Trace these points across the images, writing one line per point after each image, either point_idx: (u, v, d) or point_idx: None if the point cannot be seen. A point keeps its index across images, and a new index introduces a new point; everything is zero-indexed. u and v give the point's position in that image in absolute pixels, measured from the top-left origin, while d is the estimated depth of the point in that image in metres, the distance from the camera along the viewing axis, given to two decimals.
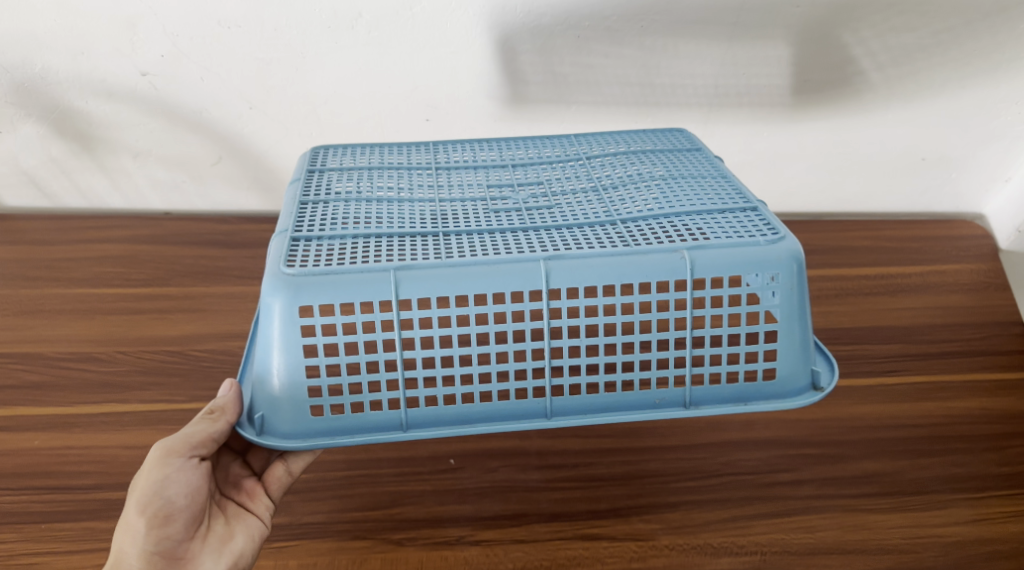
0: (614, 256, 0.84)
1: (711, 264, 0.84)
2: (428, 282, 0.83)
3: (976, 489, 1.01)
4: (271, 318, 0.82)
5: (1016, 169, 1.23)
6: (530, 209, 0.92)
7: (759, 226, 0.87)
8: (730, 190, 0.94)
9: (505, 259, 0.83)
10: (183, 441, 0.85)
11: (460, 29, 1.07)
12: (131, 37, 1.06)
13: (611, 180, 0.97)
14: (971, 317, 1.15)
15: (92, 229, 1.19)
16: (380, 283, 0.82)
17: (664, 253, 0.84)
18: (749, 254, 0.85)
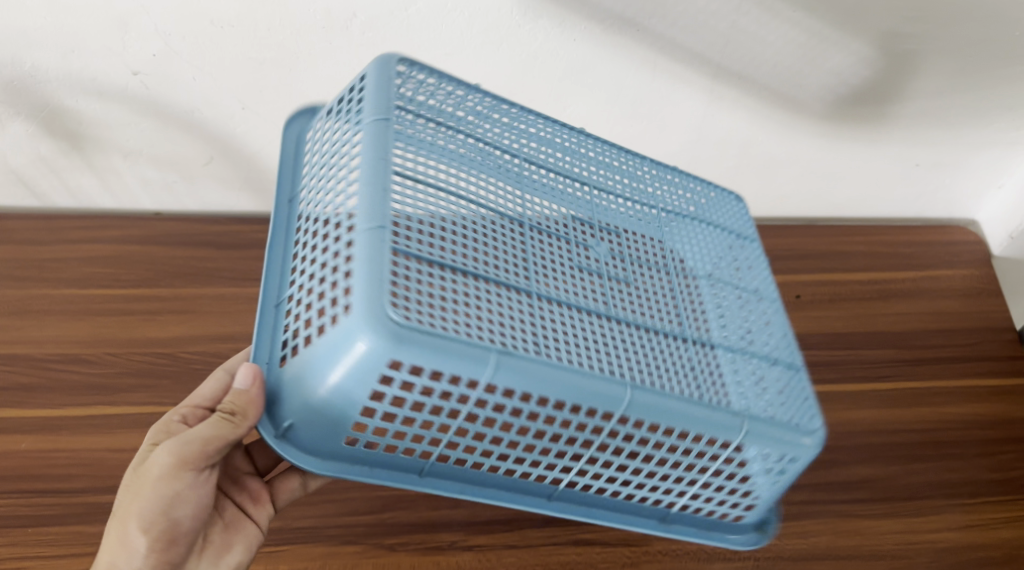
0: (692, 402, 0.82)
1: (761, 439, 0.84)
2: (520, 373, 0.77)
3: (967, 495, 1.03)
4: (351, 354, 0.75)
5: (1010, 177, 1.23)
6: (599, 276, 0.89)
7: (802, 418, 0.88)
8: (780, 338, 0.96)
9: (594, 372, 0.79)
10: (196, 451, 0.81)
11: (455, 31, 1.06)
12: (122, 36, 1.04)
13: (666, 255, 0.96)
14: (963, 323, 1.16)
15: (78, 228, 1.17)
16: (479, 363, 0.76)
17: (728, 421, 0.83)
18: (785, 444, 0.85)
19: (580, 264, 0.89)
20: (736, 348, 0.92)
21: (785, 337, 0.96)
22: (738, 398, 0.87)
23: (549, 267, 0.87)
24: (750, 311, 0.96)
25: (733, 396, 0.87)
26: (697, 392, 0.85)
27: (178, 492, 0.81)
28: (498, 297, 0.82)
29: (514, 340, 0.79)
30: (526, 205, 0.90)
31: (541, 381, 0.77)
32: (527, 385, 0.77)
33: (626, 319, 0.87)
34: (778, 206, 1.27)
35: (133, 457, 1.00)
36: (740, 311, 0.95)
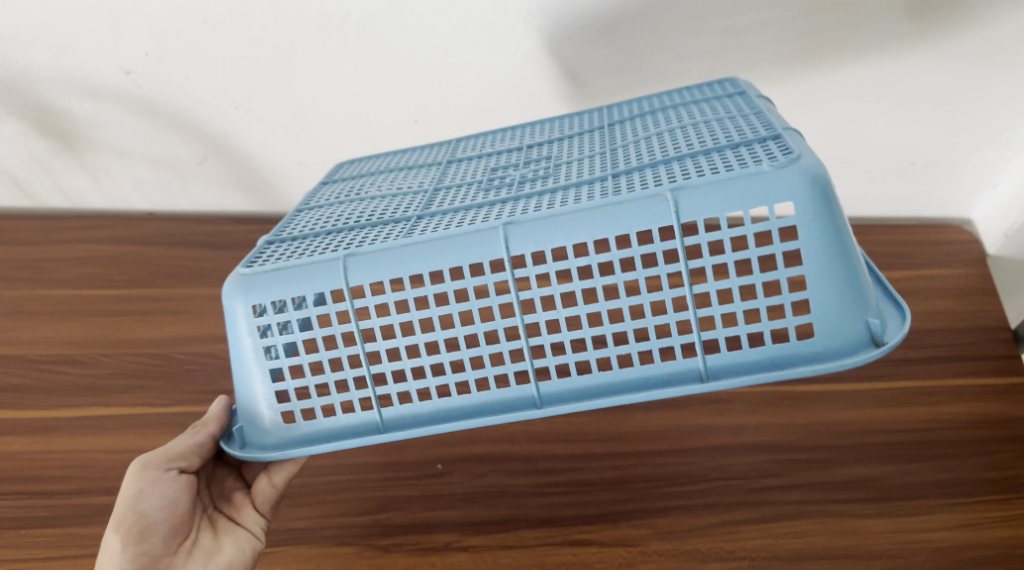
0: (583, 210, 0.79)
1: (699, 203, 0.77)
2: (373, 264, 0.80)
3: (964, 494, 1.02)
4: (235, 325, 0.82)
5: (1003, 176, 1.20)
6: (526, 180, 0.87)
7: (769, 156, 0.79)
8: (755, 124, 0.85)
9: (458, 231, 0.80)
10: (159, 454, 0.87)
11: (449, 30, 1.05)
12: (114, 35, 1.04)
13: (625, 139, 0.89)
14: (955, 323, 1.14)
15: (72, 229, 1.17)
16: (330, 271, 0.81)
17: (647, 199, 0.78)
18: (752, 185, 0.77)
19: (505, 178, 0.89)
20: (698, 150, 0.82)
21: (761, 112, 0.86)
22: (697, 170, 0.79)
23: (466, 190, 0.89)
24: (714, 127, 0.86)
25: (700, 167, 0.80)
26: (614, 192, 0.80)
27: (142, 489, 0.86)
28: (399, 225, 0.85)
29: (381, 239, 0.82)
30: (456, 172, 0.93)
31: (402, 263, 0.80)
32: (394, 268, 0.80)
33: (543, 190, 0.84)
34: None
35: (125, 459, 0.99)
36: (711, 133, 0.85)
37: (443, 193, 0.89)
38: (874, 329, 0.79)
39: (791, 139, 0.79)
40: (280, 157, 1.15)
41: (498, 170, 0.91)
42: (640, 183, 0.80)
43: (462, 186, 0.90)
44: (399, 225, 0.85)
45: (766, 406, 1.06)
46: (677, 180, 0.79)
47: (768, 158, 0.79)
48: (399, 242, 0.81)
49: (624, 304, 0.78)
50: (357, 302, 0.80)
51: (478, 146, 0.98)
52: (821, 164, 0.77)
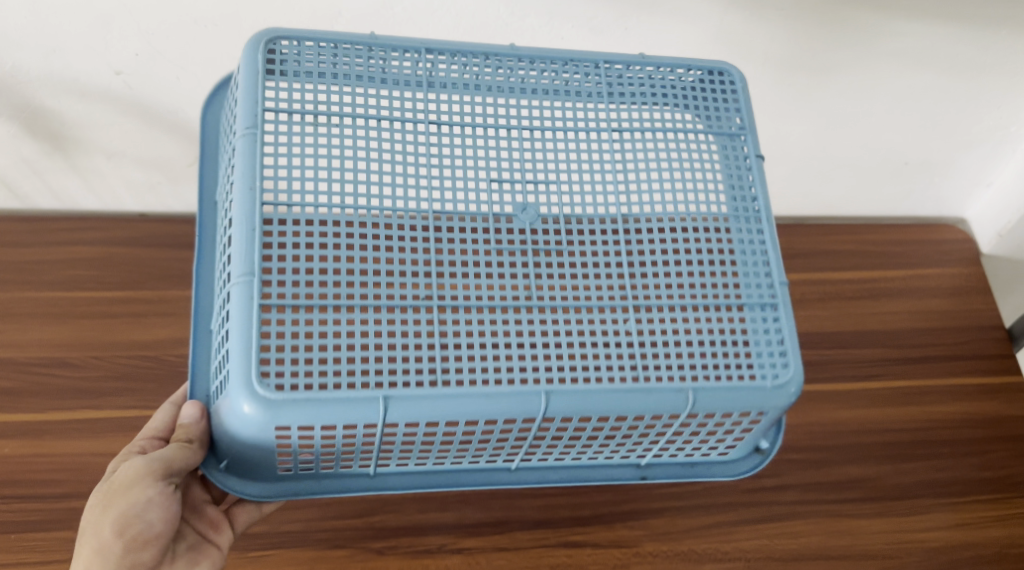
0: (618, 391, 0.81)
1: (713, 403, 0.82)
2: (417, 405, 0.78)
3: (958, 493, 1.03)
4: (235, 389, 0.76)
5: (996, 174, 1.23)
6: (531, 229, 0.86)
7: (771, 354, 0.84)
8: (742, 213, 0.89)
9: (504, 392, 0.79)
10: (159, 463, 0.80)
11: (443, 30, 1.05)
12: (103, 36, 1.03)
13: (627, 185, 0.89)
14: (954, 322, 1.15)
15: (60, 231, 1.15)
16: (367, 407, 0.77)
17: (672, 394, 0.81)
18: (753, 399, 0.82)
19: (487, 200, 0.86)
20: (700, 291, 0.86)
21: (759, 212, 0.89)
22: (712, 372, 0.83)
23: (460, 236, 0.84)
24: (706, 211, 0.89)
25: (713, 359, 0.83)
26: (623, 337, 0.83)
27: (150, 498, 0.80)
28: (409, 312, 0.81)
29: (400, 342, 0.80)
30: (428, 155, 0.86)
31: (443, 403, 0.78)
32: (428, 412, 0.78)
33: (549, 292, 0.84)
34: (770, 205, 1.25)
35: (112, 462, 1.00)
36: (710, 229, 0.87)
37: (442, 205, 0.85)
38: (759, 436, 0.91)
39: (791, 338, 0.84)
40: None
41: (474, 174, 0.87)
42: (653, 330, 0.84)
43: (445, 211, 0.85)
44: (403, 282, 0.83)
45: None
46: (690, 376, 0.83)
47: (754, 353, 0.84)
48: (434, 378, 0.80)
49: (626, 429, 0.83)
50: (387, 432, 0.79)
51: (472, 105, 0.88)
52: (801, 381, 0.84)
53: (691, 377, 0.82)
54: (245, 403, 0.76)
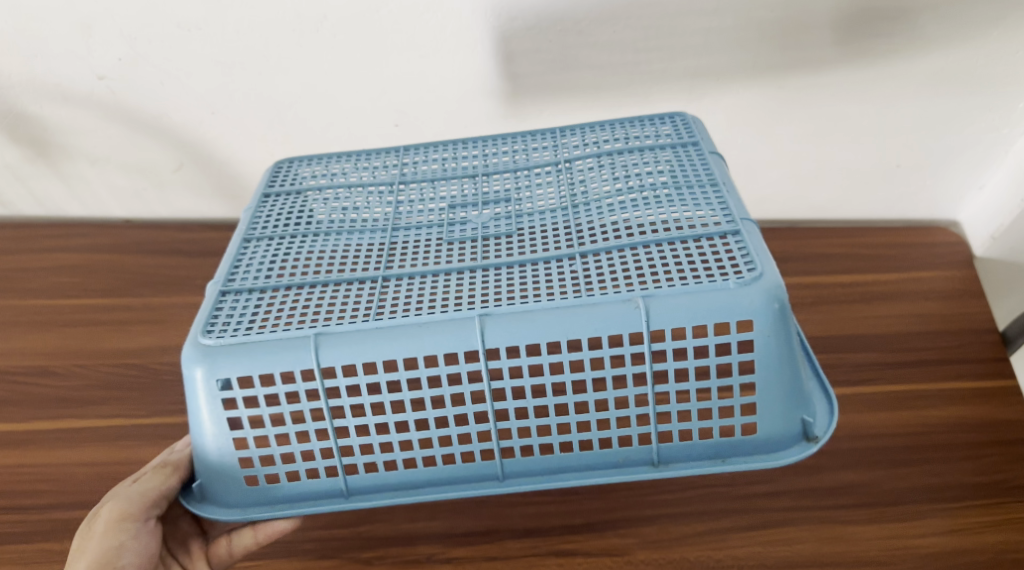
0: (556, 309, 0.79)
1: (668, 314, 0.78)
2: (344, 342, 0.79)
3: (953, 498, 1.01)
4: (192, 392, 0.80)
5: (989, 176, 1.20)
6: (489, 237, 0.88)
7: (732, 267, 0.80)
8: (709, 204, 0.87)
9: (432, 319, 0.79)
10: (135, 505, 0.84)
11: (428, 31, 1.03)
12: (85, 39, 1.02)
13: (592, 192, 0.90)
14: (947, 325, 1.14)
15: (48, 237, 1.16)
16: (300, 351, 0.79)
17: (617, 304, 0.78)
18: (712, 299, 0.78)
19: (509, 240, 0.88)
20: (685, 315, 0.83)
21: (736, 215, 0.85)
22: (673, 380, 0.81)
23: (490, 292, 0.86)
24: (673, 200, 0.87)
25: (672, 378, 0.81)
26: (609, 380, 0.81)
27: (122, 543, 0.84)
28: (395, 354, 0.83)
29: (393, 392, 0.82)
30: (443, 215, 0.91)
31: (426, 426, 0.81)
32: (381, 351, 0.79)
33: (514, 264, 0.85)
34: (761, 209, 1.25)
35: (101, 471, 0.97)
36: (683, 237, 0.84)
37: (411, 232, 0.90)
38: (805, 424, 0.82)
39: (754, 253, 0.81)
40: (258, 162, 1.13)
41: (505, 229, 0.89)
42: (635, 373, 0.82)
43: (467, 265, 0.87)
44: (363, 286, 0.84)
45: None
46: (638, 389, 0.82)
47: (734, 275, 0.80)
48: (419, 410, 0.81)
49: (576, 408, 0.80)
50: (336, 422, 0.80)
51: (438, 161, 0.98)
52: (777, 288, 0.78)
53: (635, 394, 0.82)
54: (193, 366, 0.79)
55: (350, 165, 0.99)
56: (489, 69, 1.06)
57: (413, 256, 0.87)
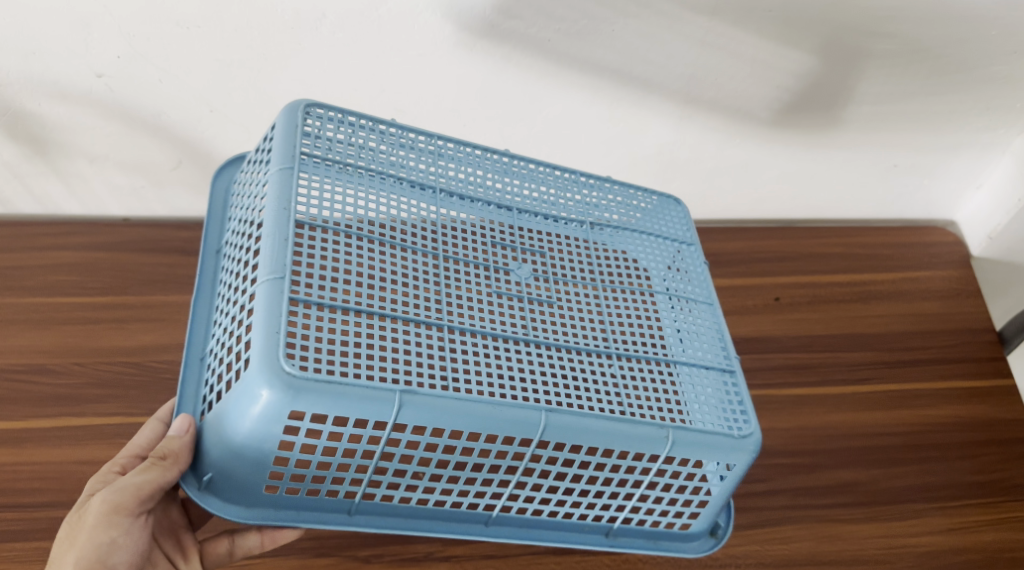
0: (609, 420, 0.82)
1: (690, 448, 0.84)
2: (429, 408, 0.77)
3: (949, 498, 1.02)
4: (256, 405, 0.75)
5: (988, 177, 1.23)
6: (525, 297, 0.88)
7: (735, 415, 0.87)
8: (714, 332, 0.93)
9: (506, 401, 0.79)
10: (129, 498, 0.78)
11: (428, 31, 1.02)
12: (84, 37, 1.00)
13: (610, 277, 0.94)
14: (942, 325, 1.15)
15: (45, 235, 1.14)
16: (382, 404, 0.76)
17: (652, 429, 0.83)
18: (723, 442, 0.85)
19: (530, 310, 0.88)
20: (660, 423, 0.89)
21: (731, 355, 0.92)
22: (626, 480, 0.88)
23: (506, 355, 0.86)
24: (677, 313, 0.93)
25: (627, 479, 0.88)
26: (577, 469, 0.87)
27: (114, 538, 0.78)
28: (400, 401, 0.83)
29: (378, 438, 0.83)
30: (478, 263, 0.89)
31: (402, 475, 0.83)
32: (442, 423, 0.78)
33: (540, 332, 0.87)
34: (757, 209, 1.25)
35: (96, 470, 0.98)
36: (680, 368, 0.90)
37: (450, 265, 0.87)
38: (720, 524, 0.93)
39: (751, 406, 0.88)
40: None
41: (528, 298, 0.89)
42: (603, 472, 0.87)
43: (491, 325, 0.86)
44: (415, 327, 0.82)
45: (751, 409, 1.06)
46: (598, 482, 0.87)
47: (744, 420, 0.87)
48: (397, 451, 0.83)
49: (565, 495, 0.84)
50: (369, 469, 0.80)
51: (477, 161, 0.93)
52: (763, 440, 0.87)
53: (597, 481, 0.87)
54: (264, 388, 0.74)
55: (376, 139, 0.90)
56: (489, 68, 1.06)
57: (453, 302, 0.85)
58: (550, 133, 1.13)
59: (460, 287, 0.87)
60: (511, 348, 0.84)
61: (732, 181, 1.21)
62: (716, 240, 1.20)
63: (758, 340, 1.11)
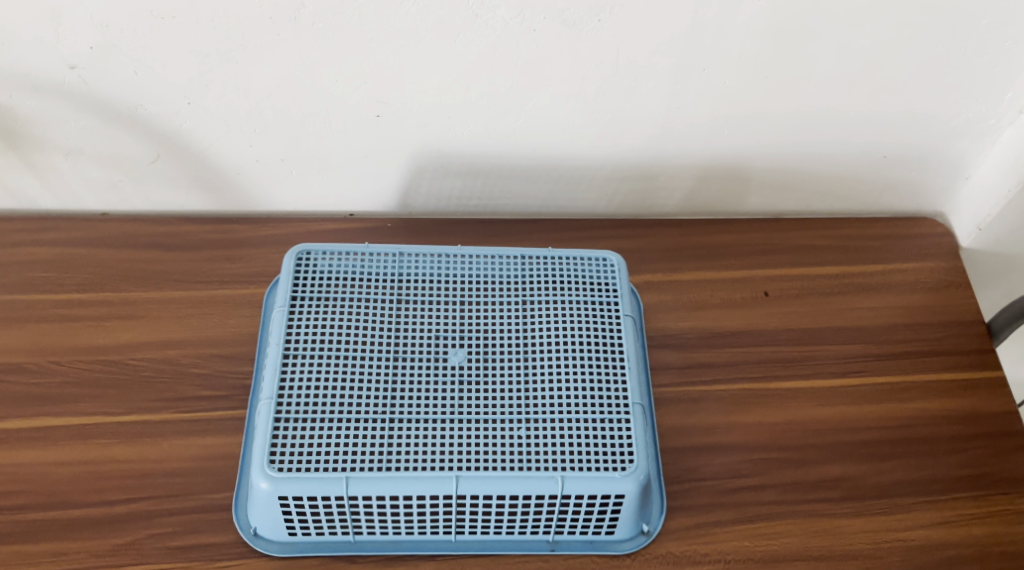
0: (510, 476, 0.91)
1: (584, 487, 0.92)
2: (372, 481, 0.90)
3: (939, 491, 1.02)
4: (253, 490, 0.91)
5: (976, 168, 1.20)
6: (457, 367, 0.97)
7: (619, 451, 0.93)
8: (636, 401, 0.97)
9: (414, 476, 0.91)
10: None
11: (410, 21, 1.00)
12: (54, 28, 0.98)
13: (533, 343, 0.99)
14: (932, 317, 1.14)
15: (21, 231, 1.13)
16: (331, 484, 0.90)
17: (541, 480, 0.91)
18: (605, 481, 0.92)
19: (484, 351, 0.98)
20: (617, 414, 0.95)
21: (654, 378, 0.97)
22: (601, 461, 0.93)
23: (463, 391, 0.96)
24: (601, 360, 0.98)
25: (602, 456, 0.93)
26: (551, 459, 0.92)
27: None
28: (379, 430, 0.93)
29: (375, 455, 0.92)
30: (436, 308, 1.01)
31: (393, 483, 0.90)
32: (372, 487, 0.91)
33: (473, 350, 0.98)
34: (744, 201, 1.23)
35: (75, 471, 0.97)
36: (622, 365, 0.98)
37: (393, 328, 0.99)
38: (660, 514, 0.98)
39: (641, 447, 0.94)
40: (238, 154, 1.12)
41: (479, 336, 0.99)
42: (576, 459, 0.92)
43: (446, 373, 0.97)
44: (360, 368, 0.96)
45: (738, 404, 1.06)
46: (577, 464, 0.92)
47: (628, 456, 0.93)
48: (389, 465, 0.91)
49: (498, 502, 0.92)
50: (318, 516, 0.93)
51: (418, 263, 1.03)
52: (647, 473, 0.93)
53: (574, 466, 0.92)
54: (259, 480, 0.90)
55: None
56: (473, 58, 1.04)
57: (397, 330, 0.99)
58: (536, 125, 1.11)
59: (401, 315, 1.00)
60: (445, 371, 0.97)
61: (720, 173, 1.19)
62: (703, 233, 1.20)
63: (744, 333, 1.11)
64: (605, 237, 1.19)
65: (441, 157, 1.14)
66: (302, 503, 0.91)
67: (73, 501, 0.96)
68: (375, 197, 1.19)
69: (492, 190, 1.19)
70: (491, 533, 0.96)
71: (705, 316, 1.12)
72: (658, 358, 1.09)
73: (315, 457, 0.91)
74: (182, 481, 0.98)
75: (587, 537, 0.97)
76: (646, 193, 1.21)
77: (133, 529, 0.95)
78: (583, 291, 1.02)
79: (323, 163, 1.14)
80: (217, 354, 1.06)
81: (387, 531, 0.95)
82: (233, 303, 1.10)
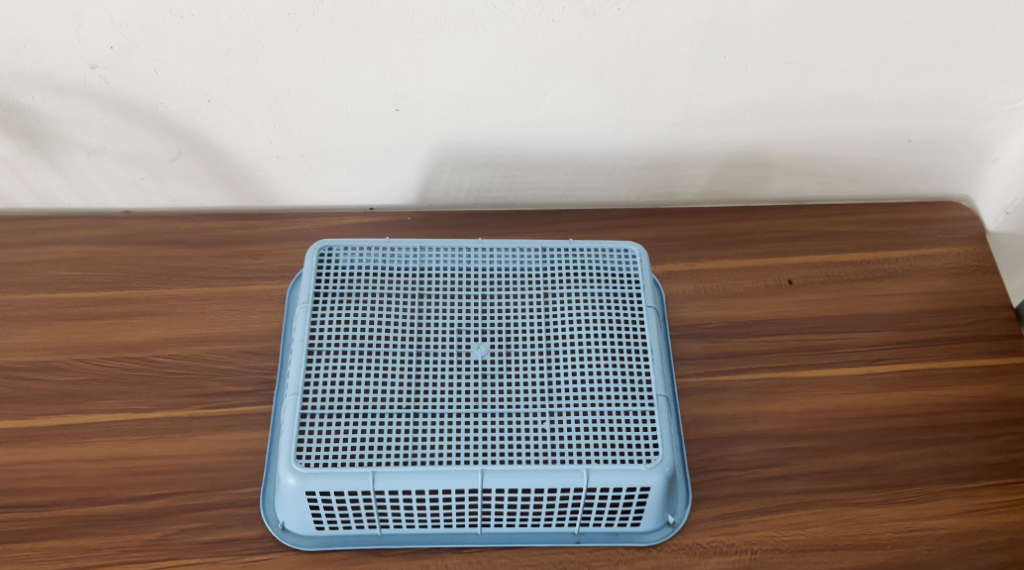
0: (535, 470, 0.91)
1: (610, 481, 0.92)
2: (397, 476, 0.91)
3: (968, 479, 1.01)
4: (281, 486, 0.92)
5: (1004, 151, 1.18)
6: (481, 362, 0.97)
7: (643, 444, 0.93)
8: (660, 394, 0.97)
9: (441, 470, 0.91)
10: None
11: (428, 15, 1.00)
12: (75, 28, 0.99)
13: (556, 335, 0.99)
14: (958, 303, 1.13)
15: (48, 230, 1.15)
16: (358, 479, 0.90)
17: (567, 474, 0.91)
18: (628, 475, 0.91)
19: (507, 345, 0.98)
20: (640, 406, 0.95)
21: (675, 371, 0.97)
22: (625, 454, 0.92)
23: (485, 385, 0.96)
24: (625, 352, 0.98)
25: (626, 449, 0.93)
26: (576, 452, 0.92)
27: None
28: (403, 426, 0.93)
29: (400, 450, 0.92)
30: (459, 302, 1.01)
31: (418, 478, 0.91)
32: (396, 482, 0.91)
33: (495, 344, 0.98)
34: (767, 188, 1.22)
35: (105, 468, 0.98)
36: (645, 356, 0.98)
37: (419, 323, 0.99)
38: (684, 506, 0.98)
39: (666, 438, 0.93)
40: (258, 150, 1.12)
41: (502, 329, 0.99)
42: (600, 452, 0.92)
43: (469, 367, 0.97)
44: (385, 365, 0.96)
45: (764, 393, 1.05)
46: (601, 457, 0.92)
47: (652, 449, 0.93)
48: (415, 459, 0.91)
49: (524, 495, 0.92)
50: (346, 511, 0.93)
51: (443, 256, 1.03)
52: (672, 465, 0.93)
53: (598, 459, 0.92)
54: (287, 476, 0.90)
55: None
56: (491, 51, 1.03)
57: (422, 324, 0.99)
58: (554, 116, 1.11)
59: (423, 309, 1.00)
60: (469, 366, 0.97)
61: (742, 160, 1.18)
62: (725, 221, 1.19)
63: (769, 321, 1.10)
64: (627, 227, 1.19)
65: (460, 149, 1.14)
66: (330, 499, 0.92)
67: (103, 497, 0.97)
68: (395, 190, 1.19)
69: (511, 181, 1.19)
70: (517, 526, 0.96)
71: (728, 305, 1.11)
72: (682, 349, 1.08)
73: (340, 453, 0.91)
74: (210, 476, 0.99)
75: (611, 529, 0.96)
76: (667, 181, 1.20)
77: (163, 525, 0.96)
78: (605, 282, 1.02)
79: (344, 157, 1.14)
80: (242, 350, 1.07)
81: (412, 524, 0.95)
82: (256, 299, 1.11)
